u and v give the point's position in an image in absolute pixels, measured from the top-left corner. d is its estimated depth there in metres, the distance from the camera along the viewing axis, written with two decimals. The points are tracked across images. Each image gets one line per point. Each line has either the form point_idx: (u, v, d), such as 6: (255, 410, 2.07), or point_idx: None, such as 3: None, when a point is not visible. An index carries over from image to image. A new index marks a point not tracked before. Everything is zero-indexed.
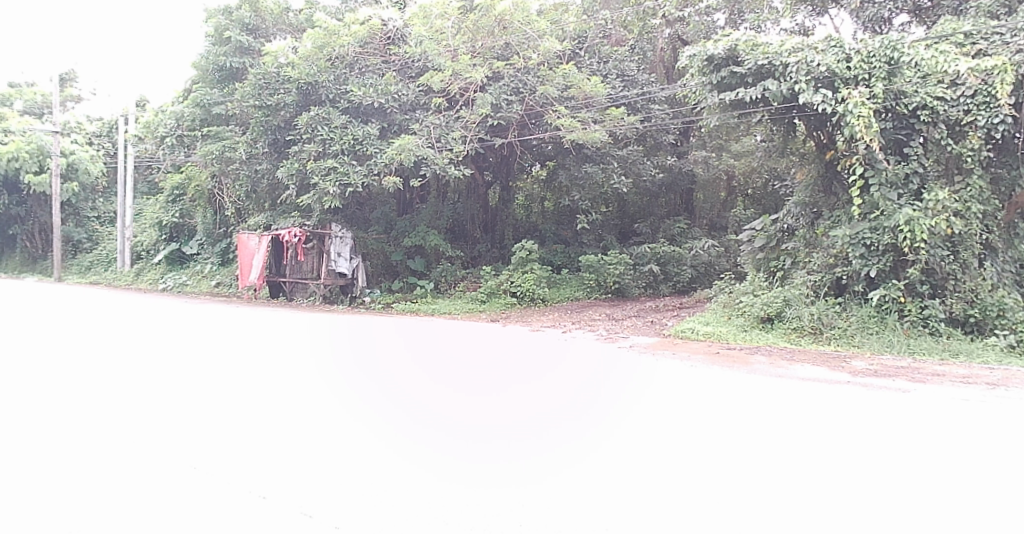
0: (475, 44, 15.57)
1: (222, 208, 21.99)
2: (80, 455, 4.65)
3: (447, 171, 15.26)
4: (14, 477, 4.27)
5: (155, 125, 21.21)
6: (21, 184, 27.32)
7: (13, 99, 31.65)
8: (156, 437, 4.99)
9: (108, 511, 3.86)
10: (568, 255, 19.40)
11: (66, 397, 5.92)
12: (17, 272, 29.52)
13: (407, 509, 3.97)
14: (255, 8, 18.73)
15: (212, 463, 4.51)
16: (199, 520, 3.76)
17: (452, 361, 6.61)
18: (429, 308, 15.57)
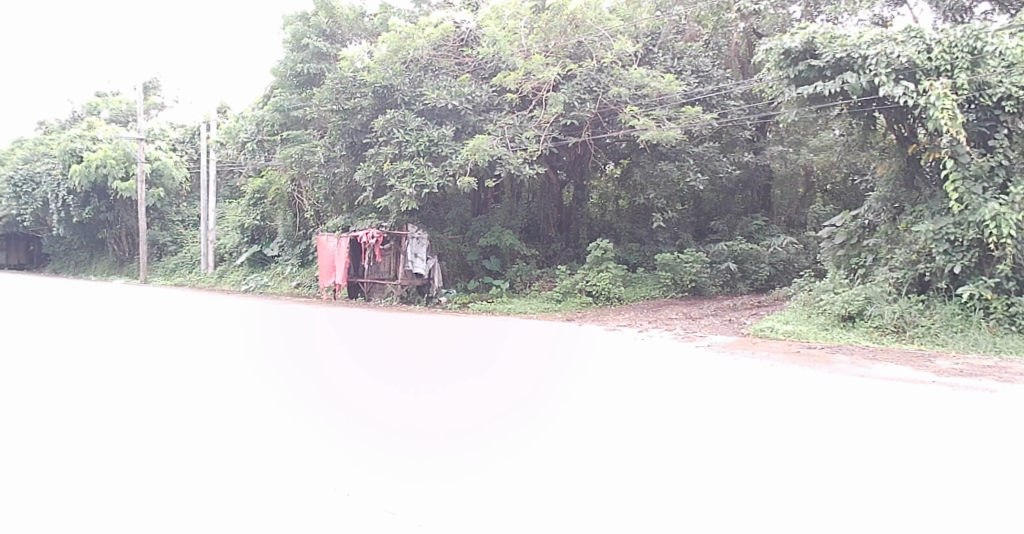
0: (547, 44, 15.65)
1: (303, 211, 22.32)
2: (159, 454, 4.70)
3: (522, 171, 15.26)
4: (115, 473, 4.38)
5: (235, 131, 22.43)
6: (110, 191, 28.56)
7: (102, 109, 33.86)
8: (226, 440, 5.02)
9: (206, 504, 3.93)
10: (644, 254, 18.95)
11: (181, 398, 6.08)
12: (106, 274, 30.69)
13: (489, 509, 3.95)
14: (332, 14, 19.17)
15: (297, 461, 4.59)
16: (290, 519, 3.76)
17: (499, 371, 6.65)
18: (505, 308, 15.60)
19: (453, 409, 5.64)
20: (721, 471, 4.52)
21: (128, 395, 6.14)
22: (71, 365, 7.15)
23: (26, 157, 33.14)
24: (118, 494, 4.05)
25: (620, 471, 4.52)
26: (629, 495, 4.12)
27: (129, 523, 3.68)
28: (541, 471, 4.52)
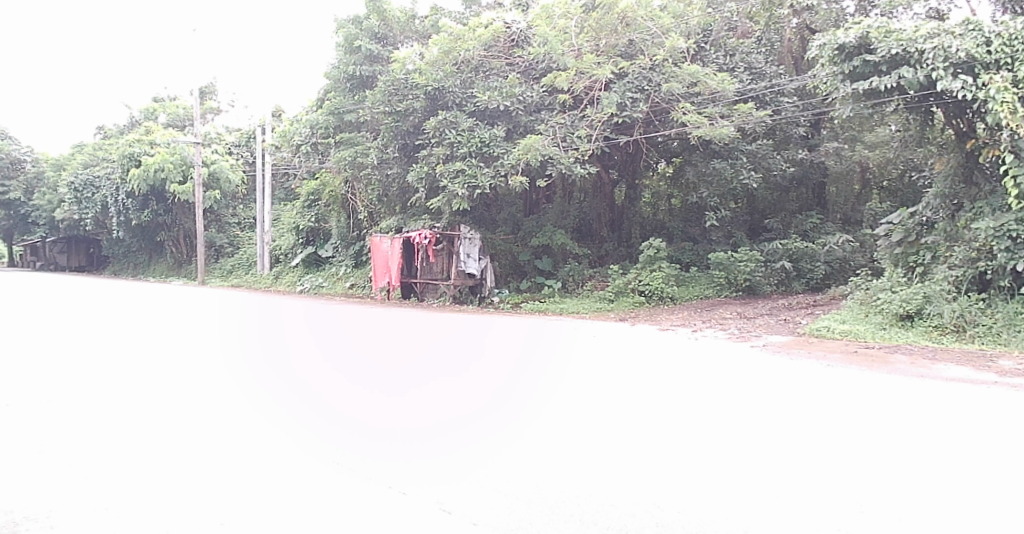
0: (598, 43, 15.53)
1: (357, 213, 22.50)
2: (226, 443, 4.84)
3: (573, 171, 15.23)
4: (181, 469, 4.44)
5: (291, 133, 23.52)
6: (168, 194, 29.27)
7: (160, 113, 35.63)
8: (280, 437, 5.04)
9: (264, 503, 3.96)
10: (696, 253, 18.62)
11: (233, 393, 6.15)
12: (165, 276, 31.51)
13: (543, 506, 3.91)
14: (383, 17, 19.51)
15: (353, 459, 4.63)
16: (353, 516, 3.80)
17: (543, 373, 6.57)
18: (557, 308, 15.52)
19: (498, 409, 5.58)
20: (783, 465, 4.40)
21: (183, 389, 6.23)
22: (139, 358, 7.46)
23: (89, 163, 34.65)
24: (182, 491, 4.10)
25: (682, 470, 4.37)
26: (684, 491, 4.05)
27: (193, 516, 3.72)
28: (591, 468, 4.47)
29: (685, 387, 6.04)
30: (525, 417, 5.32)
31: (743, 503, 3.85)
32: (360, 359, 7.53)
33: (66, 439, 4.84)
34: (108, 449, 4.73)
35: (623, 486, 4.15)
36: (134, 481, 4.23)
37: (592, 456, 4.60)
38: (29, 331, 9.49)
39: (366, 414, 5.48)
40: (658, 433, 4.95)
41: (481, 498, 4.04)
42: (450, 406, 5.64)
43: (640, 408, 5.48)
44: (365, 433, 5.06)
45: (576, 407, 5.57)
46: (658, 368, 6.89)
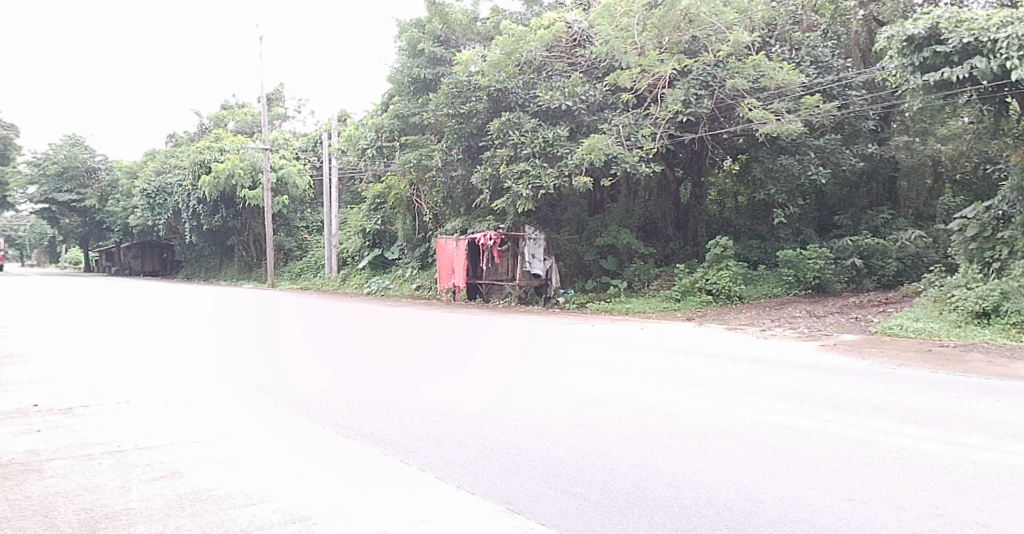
0: (661, 40, 15.34)
1: (421, 215, 22.90)
2: (293, 440, 4.89)
3: (638, 169, 15.01)
4: (254, 468, 4.48)
5: (358, 137, 22.39)
6: (238, 199, 30.46)
7: (228, 119, 38.95)
8: (341, 433, 5.02)
9: (332, 505, 3.98)
10: (764, 250, 18.21)
11: (290, 389, 6.16)
12: (238, 279, 33.03)
13: (608, 507, 3.87)
14: (446, 19, 19.59)
15: (418, 459, 4.61)
16: (423, 515, 3.82)
17: (598, 374, 6.50)
18: (623, 308, 15.21)
19: (556, 405, 5.52)
20: (862, 466, 4.29)
21: (245, 386, 6.27)
22: (207, 358, 7.59)
23: (160, 169, 35.72)
24: (258, 492, 4.15)
25: (754, 471, 4.29)
26: (759, 494, 3.95)
27: (260, 521, 3.74)
28: (658, 466, 4.41)
29: (751, 387, 5.93)
30: (587, 413, 5.28)
31: (817, 505, 3.76)
32: (418, 358, 7.53)
33: (144, 437, 4.93)
34: (185, 445, 4.80)
35: (693, 488, 4.08)
36: (206, 481, 4.29)
37: (660, 455, 4.55)
38: (94, 333, 9.84)
39: (429, 410, 5.48)
40: (726, 432, 4.87)
41: (549, 499, 4.01)
42: (512, 402, 5.61)
43: (705, 406, 5.40)
44: (430, 429, 5.05)
45: (637, 403, 5.52)
46: (718, 367, 6.80)
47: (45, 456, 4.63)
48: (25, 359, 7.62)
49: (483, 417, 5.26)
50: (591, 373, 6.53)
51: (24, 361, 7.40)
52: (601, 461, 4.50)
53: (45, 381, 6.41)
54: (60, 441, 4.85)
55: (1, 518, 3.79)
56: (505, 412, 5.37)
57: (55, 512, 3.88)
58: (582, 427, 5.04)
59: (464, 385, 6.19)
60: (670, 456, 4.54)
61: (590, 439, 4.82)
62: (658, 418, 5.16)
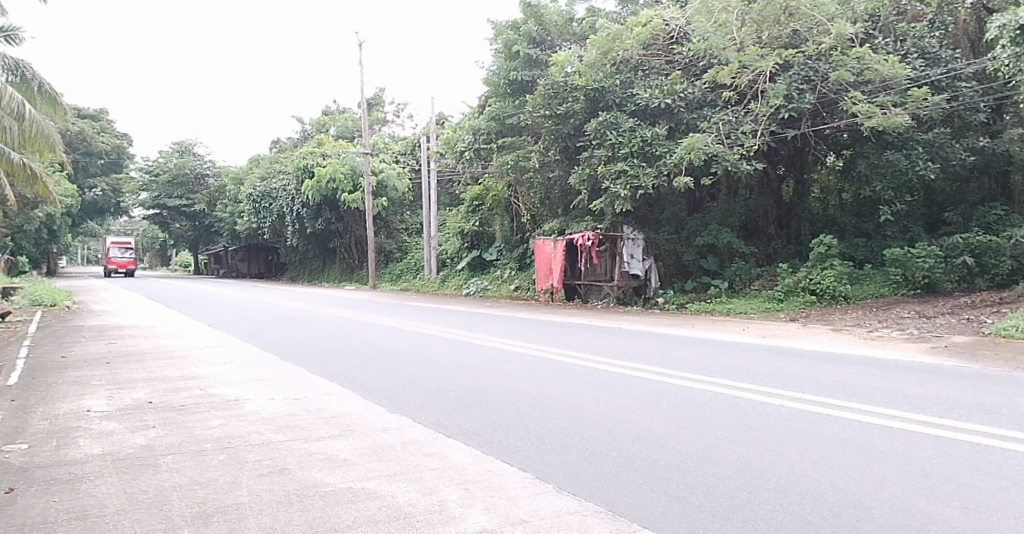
0: (761, 35, 15.05)
1: (519, 215, 23.33)
2: (396, 438, 4.97)
3: (740, 167, 14.53)
4: (362, 466, 4.57)
5: (454, 140, 22.34)
6: (340, 203, 31.62)
7: (331, 126, 42.87)
8: (448, 434, 5.06)
9: (429, 502, 4.03)
10: (871, 248, 17.09)
11: (397, 388, 6.26)
12: (339, 280, 34.22)
13: (711, 510, 3.80)
14: (542, 21, 19.95)
15: (524, 459, 4.62)
16: (525, 514, 3.83)
17: (696, 378, 6.41)
18: (724, 308, 14.90)
19: (655, 408, 5.48)
20: (979, 472, 4.10)
21: (354, 386, 6.38)
22: (314, 358, 7.83)
23: (266, 174, 38.61)
24: (368, 489, 4.23)
25: (860, 475, 4.17)
26: (867, 500, 3.82)
27: (363, 518, 3.81)
28: (761, 470, 4.32)
29: (856, 391, 5.77)
30: (687, 418, 5.21)
31: (929, 512, 3.62)
32: (511, 359, 7.60)
33: (255, 436, 5.03)
34: (306, 443, 4.91)
35: (799, 494, 3.97)
36: (315, 477, 4.40)
37: (764, 459, 4.46)
38: (198, 333, 10.25)
39: (529, 411, 5.50)
40: (834, 436, 4.76)
41: (652, 502, 3.97)
42: (611, 405, 5.59)
43: (808, 410, 5.28)
44: (530, 431, 5.07)
45: (739, 406, 5.44)
46: (818, 370, 6.63)
47: (159, 451, 4.80)
48: (141, 359, 7.97)
49: (581, 420, 5.26)
50: (685, 377, 6.44)
51: (141, 362, 7.73)
52: (705, 465, 4.43)
53: (162, 380, 6.69)
54: (174, 437, 5.04)
55: (120, 510, 3.95)
56: (602, 415, 5.34)
57: (169, 505, 4.02)
58: (684, 430, 4.97)
59: (560, 387, 6.20)
60: (777, 460, 4.45)
61: (693, 443, 4.75)
62: (763, 422, 5.06)
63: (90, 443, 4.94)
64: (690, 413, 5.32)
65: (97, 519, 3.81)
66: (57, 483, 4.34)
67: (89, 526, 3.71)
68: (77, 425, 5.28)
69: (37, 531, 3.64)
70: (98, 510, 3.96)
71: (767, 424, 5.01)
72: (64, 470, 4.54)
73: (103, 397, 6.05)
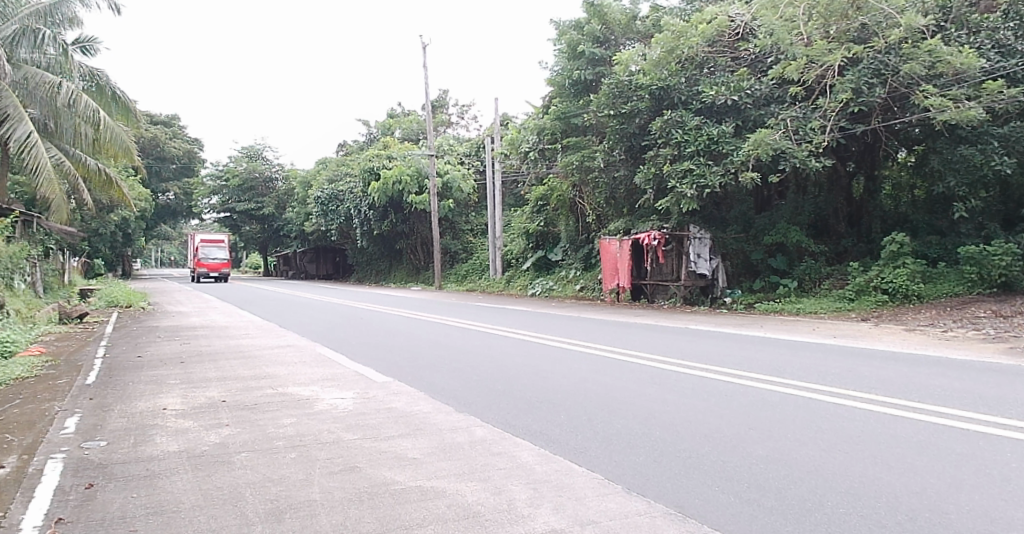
0: (829, 29, 14.81)
1: (584, 215, 23.40)
2: (465, 437, 5.02)
3: (809, 164, 14.26)
4: (435, 464, 4.62)
5: (518, 141, 22.95)
6: (405, 204, 32.16)
7: (397, 128, 43.67)
8: (519, 434, 5.08)
9: (494, 500, 4.06)
10: (945, 248, 16.11)
11: (471, 388, 6.31)
12: (405, 281, 34.88)
13: (782, 513, 3.75)
14: (604, 20, 19.49)
15: (594, 460, 4.61)
16: (596, 514, 3.84)
17: (764, 379, 6.34)
18: (794, 308, 14.69)
19: (722, 409, 5.44)
20: None
21: (431, 386, 6.44)
22: (391, 358, 7.98)
23: (334, 178, 38.64)
24: (444, 487, 4.28)
25: (936, 478, 4.08)
26: (943, 504, 3.73)
27: (430, 516, 3.84)
28: (831, 473, 4.26)
29: (931, 393, 5.65)
30: (754, 420, 5.17)
31: (1010, 517, 3.52)
32: (573, 359, 7.62)
33: (325, 436, 5.09)
34: (392, 443, 4.97)
35: (872, 497, 3.90)
36: (385, 476, 4.45)
37: (836, 462, 4.40)
38: (270, 333, 10.49)
39: (594, 411, 5.50)
40: (908, 438, 4.68)
41: (722, 503, 3.93)
42: (676, 406, 5.57)
43: (878, 412, 5.20)
44: (597, 431, 5.08)
45: (809, 407, 5.39)
46: (892, 372, 6.48)
47: (233, 449, 4.91)
48: (214, 358, 8.20)
49: (647, 421, 5.25)
50: (750, 379, 6.39)
51: (214, 362, 7.90)
52: (775, 467, 4.38)
53: (235, 379, 6.86)
54: (248, 435, 5.15)
55: (195, 506, 4.04)
56: (667, 417, 5.32)
57: (243, 502, 4.10)
58: (753, 432, 4.92)
59: (625, 387, 6.18)
60: (848, 463, 4.39)
61: (762, 444, 4.71)
62: (833, 425, 4.99)
63: (166, 440, 5.07)
64: (758, 415, 5.27)
65: (173, 515, 3.90)
66: (135, 478, 4.47)
67: (166, 522, 3.80)
68: (154, 422, 5.46)
69: (117, 526, 3.75)
70: (174, 506, 4.05)
71: (837, 426, 4.95)
72: (141, 466, 4.66)
73: (178, 395, 6.23)
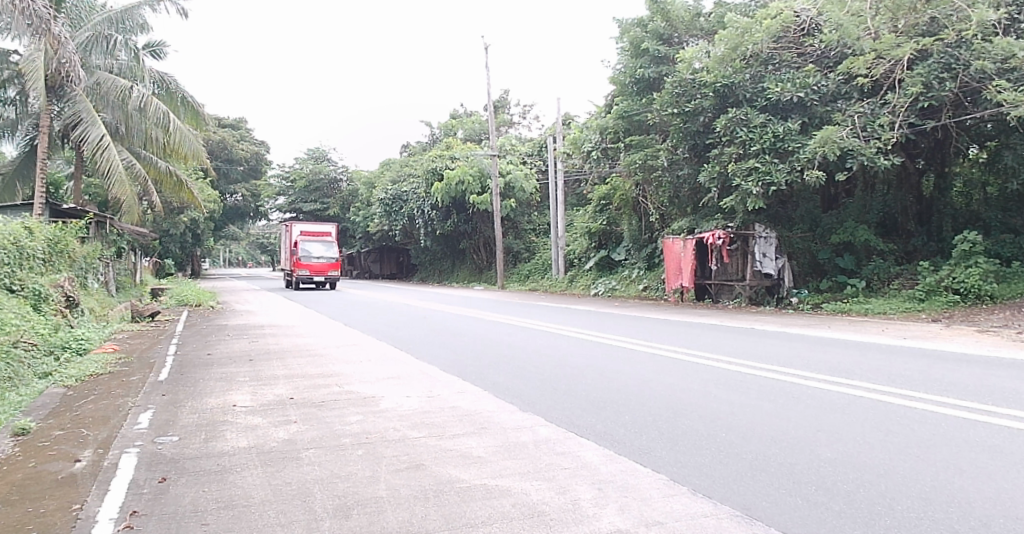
0: (897, 24, 14.48)
1: (647, 214, 23.29)
2: (528, 437, 5.06)
3: (878, 162, 13.96)
4: (502, 463, 4.64)
5: (581, 140, 22.62)
6: (469, 204, 32.55)
7: (460, 129, 44.16)
8: (587, 435, 5.07)
9: (552, 498, 4.10)
10: (1020, 245, 15.53)
11: (540, 388, 6.33)
12: (468, 280, 35.36)
13: (850, 516, 3.68)
14: (668, 17, 19.44)
15: (661, 462, 4.60)
16: (660, 513, 3.84)
17: (830, 381, 6.26)
18: (860, 308, 14.47)
19: (788, 412, 5.38)
20: None
21: (501, 386, 6.48)
22: (461, 358, 8.11)
23: (397, 178, 39.75)
24: (511, 485, 4.32)
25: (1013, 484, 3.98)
26: (1017, 511, 3.64)
27: (495, 514, 3.87)
28: (899, 476, 4.20)
29: (1004, 397, 5.52)
30: (818, 423, 5.11)
31: None
32: (634, 360, 7.61)
33: (393, 433, 5.19)
34: (471, 443, 4.99)
35: (945, 502, 3.81)
36: (450, 474, 4.49)
37: (907, 466, 4.33)
38: (331, 333, 10.48)
39: (657, 413, 5.48)
40: (981, 442, 4.59)
41: (788, 505, 3.88)
42: (740, 408, 5.53)
43: (949, 416, 5.10)
44: (662, 433, 5.07)
45: (879, 410, 5.33)
46: (965, 375, 6.35)
47: (301, 445, 5.02)
48: (281, 356, 8.38)
49: (712, 422, 5.24)
50: (813, 380, 6.32)
51: (280, 360, 8.07)
52: (842, 470, 4.33)
53: (300, 378, 7.10)
54: (315, 432, 5.27)
55: (266, 501, 4.13)
56: (730, 419, 5.28)
57: (311, 497, 4.17)
58: (818, 436, 4.86)
59: (689, 388, 6.15)
60: (917, 466, 4.32)
61: (828, 448, 4.66)
62: (901, 429, 4.91)
63: (236, 436, 5.20)
64: (824, 417, 5.22)
65: (244, 510, 3.98)
66: (206, 473, 4.57)
67: (237, 516, 3.88)
68: (225, 419, 5.61)
69: (189, 520, 3.83)
70: (245, 500, 4.14)
71: (904, 430, 4.87)
72: (212, 461, 4.78)
73: (247, 392, 6.41)
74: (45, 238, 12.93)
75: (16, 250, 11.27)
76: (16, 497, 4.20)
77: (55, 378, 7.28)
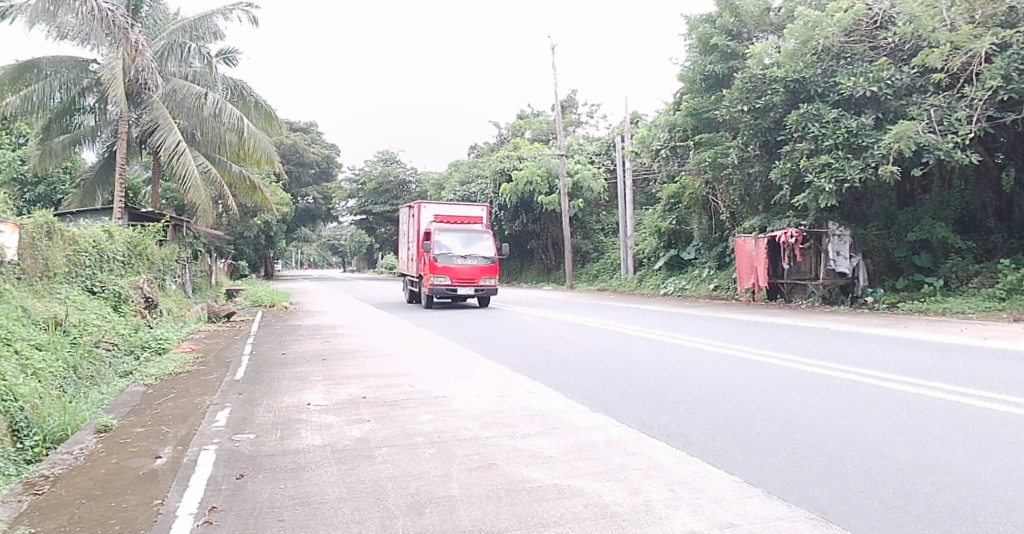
0: (974, 14, 13.98)
1: (718, 213, 22.98)
2: (601, 437, 5.08)
3: (955, 156, 13.73)
4: (576, 464, 4.65)
5: (649, 139, 22.82)
6: (536, 205, 32.66)
7: (527, 129, 44.27)
8: (663, 437, 5.06)
9: (615, 497, 4.11)
10: None
11: (614, 389, 6.32)
12: (536, 281, 35.66)
13: (930, 522, 3.59)
14: (737, 12, 19.08)
15: (736, 464, 4.57)
16: (734, 513, 3.83)
17: (911, 384, 6.10)
18: (938, 308, 14.19)
19: (865, 415, 5.28)
20: None
21: (574, 387, 6.51)
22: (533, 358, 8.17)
23: (465, 179, 40.22)
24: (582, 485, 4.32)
25: None
26: None
27: (567, 513, 3.87)
28: (981, 481, 4.08)
29: None
30: (894, 427, 5.00)
31: None
32: (700, 361, 7.57)
33: (465, 433, 5.22)
34: (558, 446, 4.97)
35: None
36: (523, 473, 4.51)
37: (989, 469, 4.22)
38: (402, 333, 10.64)
39: (728, 414, 5.45)
40: None
41: (862, 508, 3.82)
42: (813, 410, 5.46)
43: None
44: (736, 435, 5.03)
45: (963, 414, 5.17)
46: None
47: (375, 443, 5.11)
48: (354, 356, 8.52)
49: (785, 424, 5.19)
50: (889, 383, 6.19)
51: (354, 359, 8.26)
52: (921, 474, 4.22)
53: (373, 377, 7.28)
54: (388, 431, 5.34)
55: (340, 498, 4.19)
56: (803, 422, 5.22)
57: (385, 495, 4.23)
58: (896, 440, 4.76)
59: (762, 389, 6.10)
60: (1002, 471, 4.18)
61: (908, 452, 4.56)
62: (984, 433, 4.77)
63: (312, 435, 5.32)
64: (902, 421, 5.11)
65: (319, 507, 4.05)
66: (281, 471, 4.67)
67: (313, 512, 3.95)
68: (299, 418, 5.73)
69: (266, 516, 3.92)
70: (320, 497, 4.21)
71: (987, 435, 4.72)
72: (287, 459, 4.88)
73: (323, 391, 6.55)
74: (124, 241, 13.36)
75: (98, 253, 11.66)
76: (104, 490, 4.37)
77: (133, 377, 7.65)
